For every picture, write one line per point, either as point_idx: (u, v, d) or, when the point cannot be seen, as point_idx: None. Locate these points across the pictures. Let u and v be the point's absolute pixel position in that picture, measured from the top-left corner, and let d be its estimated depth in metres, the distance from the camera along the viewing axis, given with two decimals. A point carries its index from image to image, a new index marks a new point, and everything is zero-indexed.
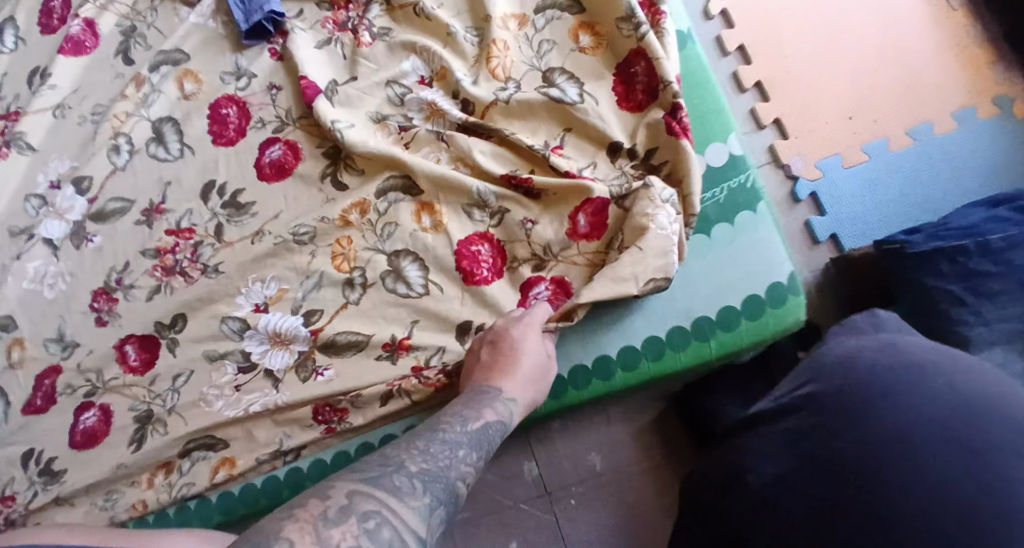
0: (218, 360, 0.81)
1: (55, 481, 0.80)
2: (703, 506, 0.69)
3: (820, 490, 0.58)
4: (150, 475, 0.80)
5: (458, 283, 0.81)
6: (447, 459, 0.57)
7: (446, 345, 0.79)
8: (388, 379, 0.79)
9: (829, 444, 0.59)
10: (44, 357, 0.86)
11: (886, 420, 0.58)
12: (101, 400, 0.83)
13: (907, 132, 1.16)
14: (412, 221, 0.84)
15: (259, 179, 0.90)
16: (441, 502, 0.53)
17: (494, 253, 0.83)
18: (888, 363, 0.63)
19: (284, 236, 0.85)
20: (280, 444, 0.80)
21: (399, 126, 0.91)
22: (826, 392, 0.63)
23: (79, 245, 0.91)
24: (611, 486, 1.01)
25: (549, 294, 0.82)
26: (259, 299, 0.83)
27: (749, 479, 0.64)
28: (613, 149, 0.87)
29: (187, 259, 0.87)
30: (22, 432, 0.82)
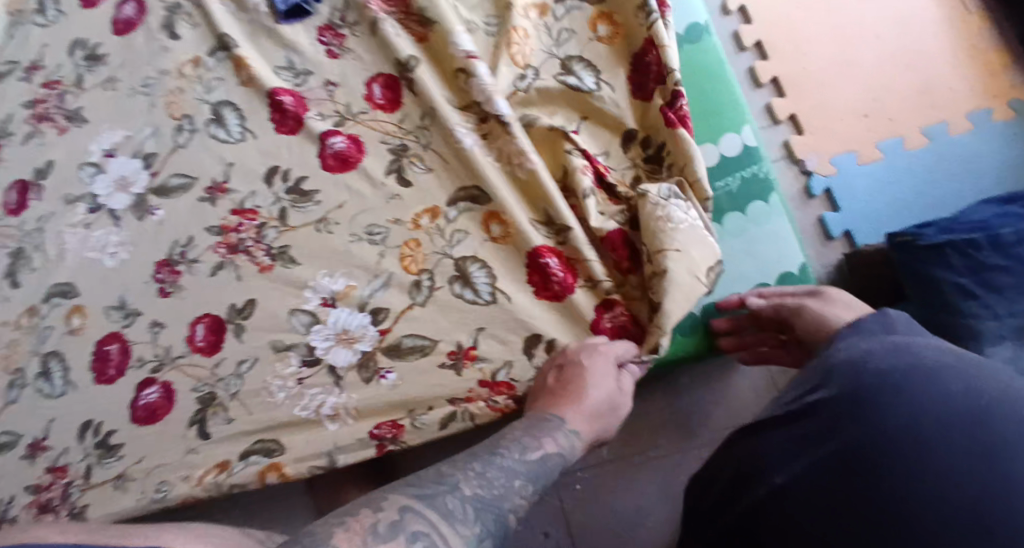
0: (283, 351, 0.82)
1: (111, 455, 0.83)
2: (718, 513, 0.62)
3: (836, 495, 0.51)
4: (203, 472, 0.81)
5: (530, 294, 0.82)
6: (502, 487, 0.58)
7: (514, 359, 0.80)
8: (454, 393, 0.80)
9: (837, 450, 0.53)
10: (106, 324, 0.89)
11: (895, 423, 0.51)
12: (163, 377, 0.84)
13: (921, 131, 1.12)
14: (482, 230, 0.84)
15: (321, 169, 0.90)
16: (490, 534, 0.54)
17: (563, 266, 0.82)
18: (899, 365, 0.55)
19: (358, 234, 0.86)
20: (330, 457, 0.79)
21: (478, 118, 0.89)
22: (834, 395, 0.56)
23: (142, 217, 0.93)
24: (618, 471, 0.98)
25: (624, 317, 0.82)
26: (327, 293, 0.84)
27: (763, 485, 0.57)
28: (626, 140, 0.90)
29: (252, 240, 0.88)
30: (82, 402, 0.86)
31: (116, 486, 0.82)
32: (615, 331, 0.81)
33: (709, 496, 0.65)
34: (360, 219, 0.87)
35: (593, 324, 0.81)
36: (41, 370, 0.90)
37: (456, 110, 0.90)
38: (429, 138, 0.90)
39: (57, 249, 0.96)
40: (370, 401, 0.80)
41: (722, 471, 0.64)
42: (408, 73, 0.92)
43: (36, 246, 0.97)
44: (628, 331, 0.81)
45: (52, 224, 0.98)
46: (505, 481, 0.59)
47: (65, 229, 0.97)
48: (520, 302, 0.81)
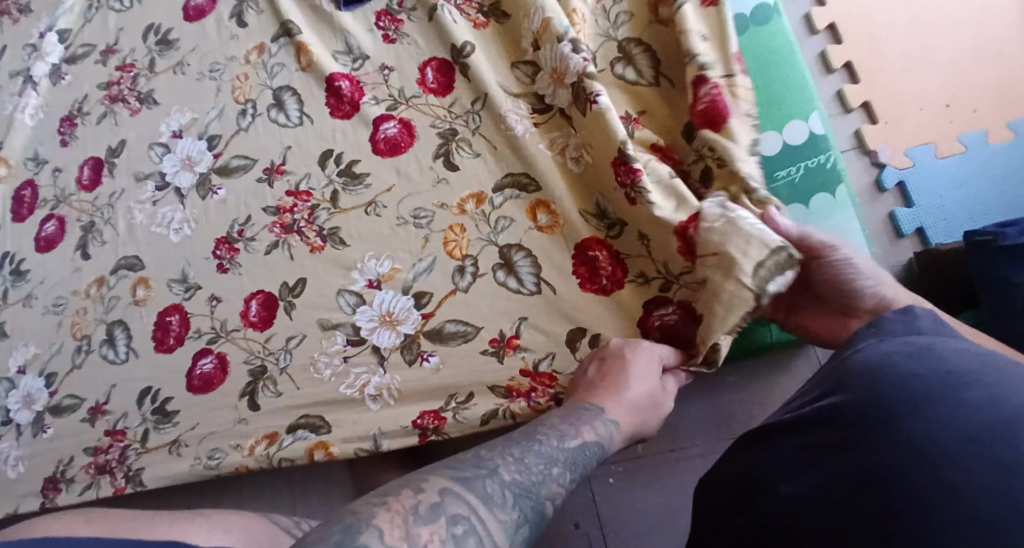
0: (330, 329, 0.84)
1: (167, 420, 0.87)
2: (721, 524, 0.58)
3: (843, 513, 0.45)
4: (254, 443, 0.84)
5: (576, 286, 0.81)
6: (540, 474, 0.58)
7: (558, 351, 0.79)
8: (495, 381, 0.80)
9: (851, 463, 0.47)
10: (168, 297, 0.93)
11: (916, 438, 0.45)
12: (219, 347, 0.87)
13: (1008, 124, 1.03)
14: (528, 218, 0.84)
15: (373, 153, 0.92)
16: (527, 521, 0.54)
17: (612, 261, 0.81)
18: (924, 371, 0.49)
19: (405, 217, 0.88)
20: (375, 442, 0.80)
21: (531, 107, 0.90)
22: (849, 403, 0.50)
23: (205, 196, 0.98)
24: (655, 467, 0.97)
25: (675, 318, 0.78)
26: (373, 275, 0.85)
27: (767, 498, 0.52)
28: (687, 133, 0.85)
29: (304, 220, 0.91)
30: (143, 369, 0.91)
31: (171, 451, 0.86)
32: (665, 334, 0.78)
33: (714, 503, 0.61)
34: (408, 203, 0.88)
35: (640, 320, 0.79)
36: (106, 337, 0.96)
37: (507, 95, 0.91)
38: (479, 123, 0.90)
39: (126, 224, 1.02)
40: (412, 383, 0.81)
41: (728, 477, 0.60)
42: (462, 58, 0.93)
43: (105, 221, 1.03)
44: (678, 334, 0.78)
45: (121, 200, 1.03)
46: (540, 465, 0.59)
47: (133, 205, 1.02)
48: (565, 293, 0.81)
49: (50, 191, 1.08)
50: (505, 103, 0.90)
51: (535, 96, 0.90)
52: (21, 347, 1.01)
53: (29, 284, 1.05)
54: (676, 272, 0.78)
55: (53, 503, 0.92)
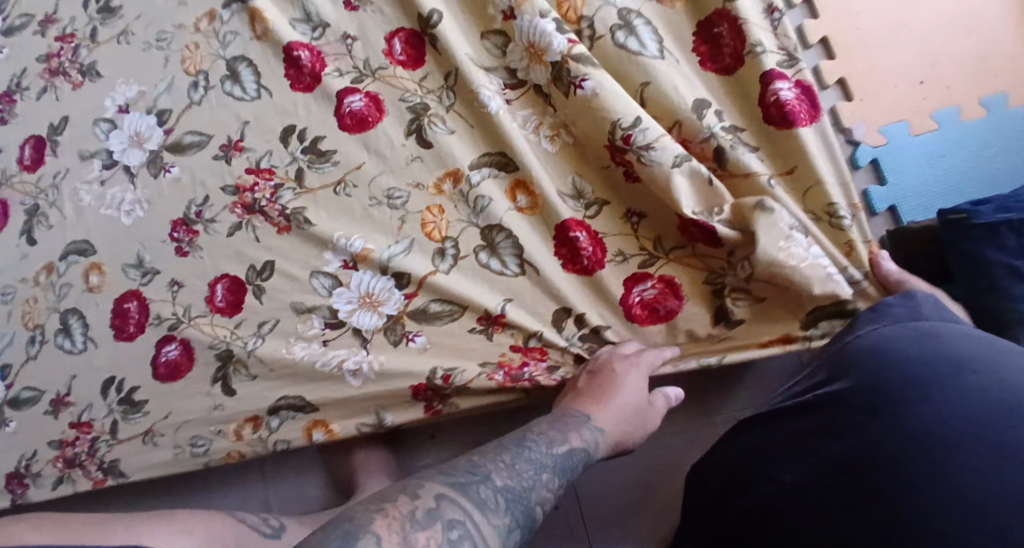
0: (305, 313, 0.82)
1: (135, 410, 0.84)
2: (730, 498, 0.65)
3: (844, 488, 0.53)
4: (238, 427, 0.82)
5: (557, 266, 0.81)
6: (531, 480, 0.58)
7: (543, 330, 0.79)
8: (486, 357, 0.79)
9: (851, 445, 0.54)
10: (124, 282, 0.89)
11: (913, 420, 0.52)
12: (182, 334, 0.84)
13: (979, 101, 0.96)
14: (507, 199, 0.83)
15: (339, 129, 0.89)
16: (518, 526, 0.53)
17: (591, 240, 0.81)
18: (921, 359, 0.56)
19: (379, 199, 0.85)
20: (379, 415, 0.80)
21: (504, 83, 0.87)
22: (851, 389, 0.58)
23: (158, 174, 0.93)
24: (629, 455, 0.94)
25: (655, 293, 0.79)
26: (348, 255, 0.83)
27: (775, 479, 0.59)
28: (699, 107, 0.81)
29: (267, 200, 0.87)
30: (104, 359, 0.87)
31: (146, 441, 0.84)
32: (646, 309, 0.79)
33: (715, 482, 0.68)
34: (379, 183, 0.86)
35: (622, 300, 0.79)
36: (62, 326, 0.91)
37: (479, 68, 0.88)
38: (452, 100, 0.88)
39: (74, 206, 0.96)
40: (398, 364, 0.79)
41: (733, 457, 0.67)
42: (430, 28, 0.89)
43: (51, 203, 0.98)
44: (659, 306, 0.79)
45: (68, 181, 0.98)
46: (530, 468, 0.59)
47: (81, 185, 0.97)
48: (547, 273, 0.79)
49: None
50: (478, 76, 0.87)
51: (509, 69, 0.88)
52: None
53: None
54: (661, 250, 0.81)
55: (22, 499, 0.89)
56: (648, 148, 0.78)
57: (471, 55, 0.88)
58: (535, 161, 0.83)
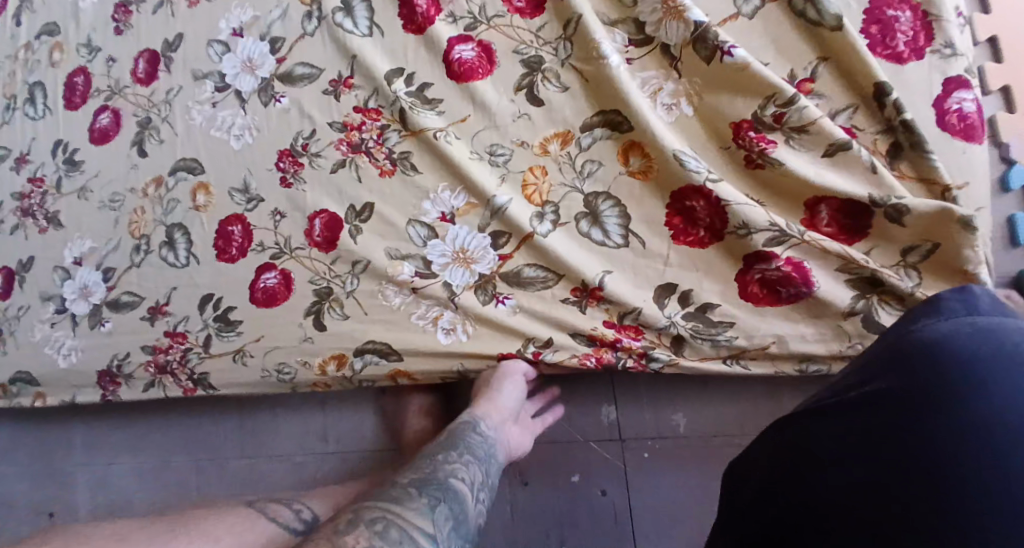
0: (398, 260, 0.83)
1: (228, 329, 0.89)
2: (758, 497, 0.54)
3: (882, 493, 0.42)
4: (323, 361, 0.85)
5: (668, 238, 0.80)
6: (431, 467, 0.67)
7: (642, 308, 0.77)
8: (577, 328, 0.79)
9: (905, 455, 0.41)
10: (229, 205, 0.93)
11: (991, 426, 0.39)
12: (283, 264, 0.87)
13: None
14: (619, 162, 0.82)
15: (448, 77, 0.88)
16: (439, 499, 0.61)
17: (712, 211, 0.78)
18: (987, 345, 0.42)
19: (480, 154, 0.85)
20: (461, 373, 0.81)
21: (628, 38, 0.85)
22: (901, 386, 0.44)
23: (267, 103, 0.95)
24: (694, 450, 0.91)
25: (781, 275, 0.75)
26: (447, 208, 0.84)
27: (811, 480, 0.48)
28: (877, 95, 0.77)
29: (373, 141, 0.89)
30: (205, 276, 0.92)
31: (235, 359, 0.88)
32: (765, 290, 0.76)
33: (749, 489, 0.56)
34: (483, 138, 0.86)
35: (739, 275, 0.77)
36: (166, 239, 0.96)
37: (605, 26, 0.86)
38: (568, 52, 0.86)
39: (184, 124, 0.99)
40: (486, 322, 0.80)
41: (772, 462, 0.54)
42: None
43: (163, 119, 1.01)
44: (782, 290, 0.75)
45: (179, 98, 1.01)
46: (430, 461, 0.68)
47: (192, 104, 1.00)
48: (656, 247, 0.80)
49: (105, 83, 1.07)
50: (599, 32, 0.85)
51: (636, 23, 0.85)
52: (77, 239, 1.02)
53: (84, 176, 1.05)
54: (797, 229, 0.75)
55: (114, 395, 0.97)
56: (799, 131, 0.78)
57: (598, 11, 0.87)
58: (659, 124, 0.80)
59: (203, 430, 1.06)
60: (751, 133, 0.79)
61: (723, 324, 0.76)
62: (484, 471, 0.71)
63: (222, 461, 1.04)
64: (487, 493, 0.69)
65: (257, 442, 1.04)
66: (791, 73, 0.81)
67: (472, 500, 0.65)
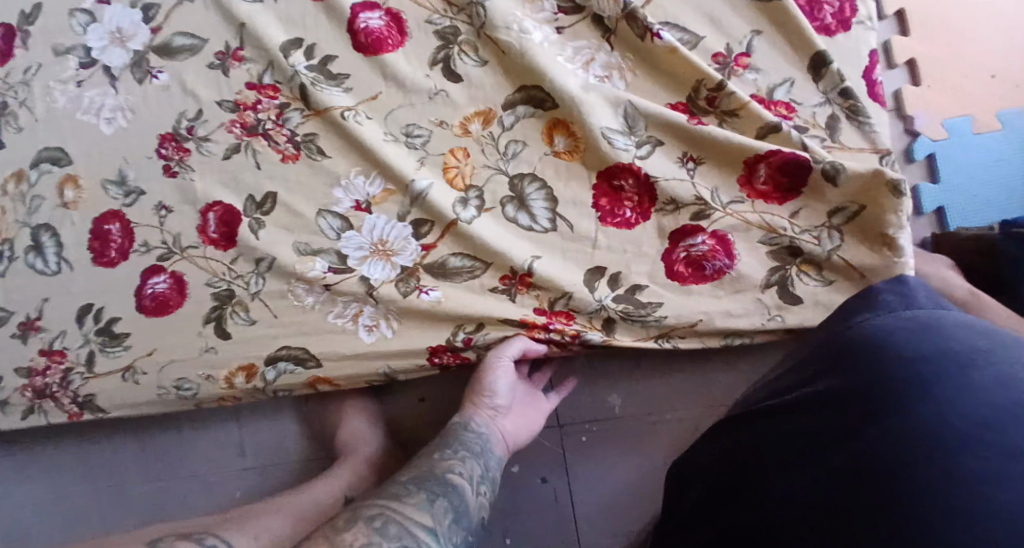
0: (308, 255, 0.74)
1: (114, 343, 0.77)
2: (708, 505, 0.52)
3: (838, 492, 0.41)
4: (229, 374, 0.74)
5: (594, 219, 0.73)
6: (427, 463, 0.63)
7: (572, 291, 0.70)
8: (504, 314, 0.70)
9: (858, 454, 0.41)
10: (107, 200, 0.80)
11: (936, 422, 0.40)
12: (173, 266, 0.76)
13: None
14: (543, 142, 0.75)
15: (352, 47, 0.78)
16: (438, 497, 0.58)
17: (639, 190, 0.73)
18: (927, 350, 0.44)
19: (395, 136, 0.76)
20: (388, 375, 0.72)
21: (556, 7, 0.78)
22: (850, 387, 0.45)
23: (144, 80, 0.82)
24: (633, 431, 0.85)
25: (705, 249, 0.71)
26: (362, 196, 0.74)
27: (765, 488, 0.46)
28: (815, 64, 0.74)
29: (271, 122, 0.78)
30: (82, 284, 0.79)
31: (126, 378, 0.77)
32: (691, 268, 0.71)
33: (697, 489, 0.55)
34: (398, 117, 0.77)
35: (664, 255, 0.71)
36: (32, 243, 0.83)
37: None
38: (483, 19, 0.77)
39: (45, 108, 0.85)
40: (410, 320, 0.72)
41: (720, 464, 0.53)
42: None
43: (19, 101, 0.86)
44: (707, 264, 0.70)
45: (37, 77, 0.86)
46: (425, 460, 0.64)
47: (54, 84, 0.85)
48: (583, 229, 0.73)
49: None
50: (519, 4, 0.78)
51: None
52: None
53: None
54: (720, 201, 0.72)
55: None
56: (730, 114, 0.74)
57: None
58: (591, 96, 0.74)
59: (100, 456, 0.93)
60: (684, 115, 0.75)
61: (652, 304, 0.70)
62: (484, 463, 0.65)
63: (123, 489, 0.92)
64: (488, 486, 0.64)
65: (163, 466, 0.92)
66: (727, 49, 0.76)
67: (473, 494, 0.62)
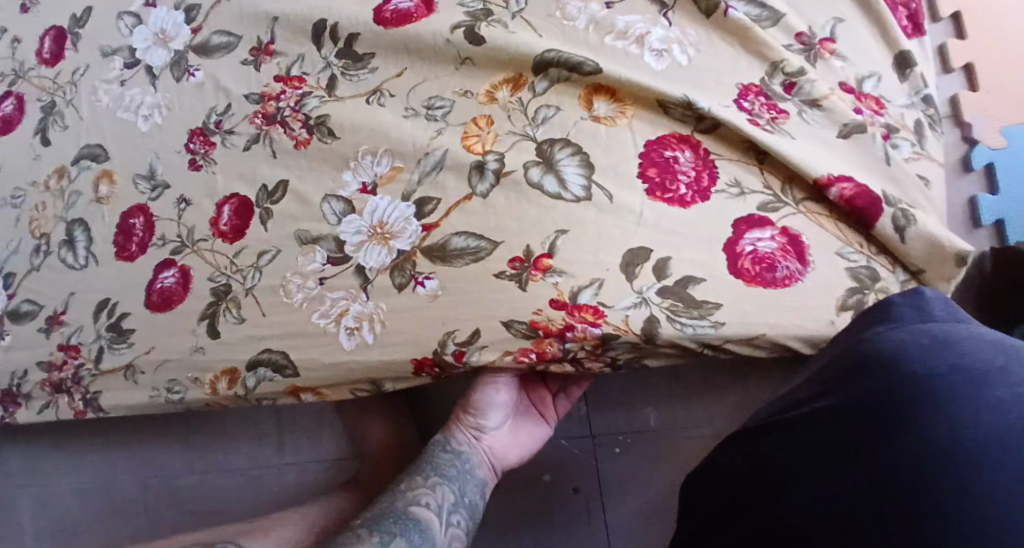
0: (309, 244, 0.68)
1: (123, 340, 0.75)
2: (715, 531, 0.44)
3: (855, 525, 0.34)
4: (214, 378, 0.71)
5: (641, 192, 0.62)
6: (393, 501, 0.59)
7: (605, 278, 0.60)
8: (513, 314, 0.61)
9: (868, 478, 0.35)
10: (133, 195, 0.80)
11: (948, 443, 0.33)
12: (182, 260, 0.74)
13: None
14: (581, 106, 0.67)
15: (376, 23, 0.74)
16: (389, 541, 0.54)
17: (697, 164, 0.63)
18: (941, 368, 0.37)
19: (416, 108, 0.71)
20: (376, 383, 0.66)
21: None
22: (862, 403, 0.38)
23: (180, 78, 0.83)
24: (668, 449, 0.77)
25: (775, 248, 0.59)
26: (369, 177, 0.69)
27: (777, 510, 0.39)
28: (899, 65, 0.69)
29: (290, 109, 0.75)
30: (104, 278, 0.78)
31: (127, 376, 0.75)
32: (759, 266, 0.58)
33: (704, 505, 0.47)
34: (420, 92, 0.72)
35: (728, 242, 0.59)
36: (66, 237, 0.83)
37: None
38: (521, 5, 0.72)
39: (89, 107, 0.87)
40: (403, 313, 0.64)
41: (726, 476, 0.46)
42: None
43: (67, 102, 0.88)
44: (779, 265, 0.58)
45: (84, 78, 0.88)
46: (392, 493, 0.60)
47: (99, 84, 0.87)
48: (626, 202, 0.62)
49: (7, 65, 0.93)
50: None
51: None
52: None
53: None
54: (792, 197, 0.61)
55: (12, 418, 0.84)
56: (811, 105, 0.64)
57: None
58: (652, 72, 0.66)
59: (128, 456, 0.94)
60: (759, 98, 0.65)
61: (707, 305, 0.57)
62: (461, 488, 0.62)
63: (152, 485, 0.92)
64: (464, 515, 0.61)
65: (208, 456, 0.92)
66: (810, 31, 0.68)
67: (441, 528, 0.58)
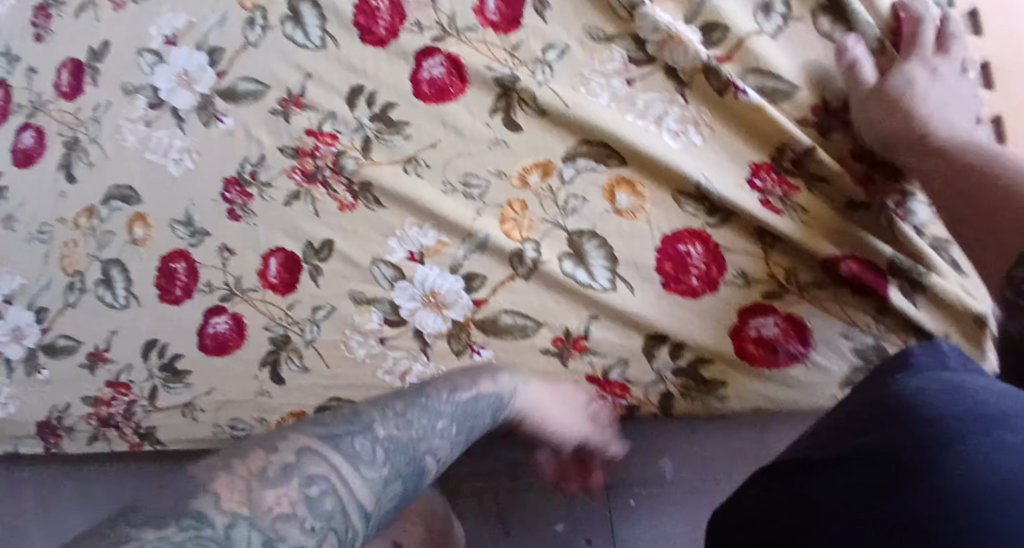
0: (364, 305, 0.74)
1: (179, 380, 0.80)
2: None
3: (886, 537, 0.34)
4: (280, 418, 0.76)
5: (657, 286, 0.70)
6: (425, 429, 0.43)
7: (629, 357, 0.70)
8: None
9: (884, 508, 0.36)
10: (171, 240, 0.83)
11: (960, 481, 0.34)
12: (233, 308, 0.78)
13: None
14: (605, 199, 0.73)
15: (414, 96, 0.79)
16: (402, 482, 0.41)
17: (708, 258, 0.70)
18: (953, 413, 0.39)
19: (453, 185, 0.76)
20: None
21: (625, 58, 0.76)
22: (887, 443, 0.39)
23: (209, 123, 0.85)
24: (680, 495, 0.79)
25: (777, 332, 0.67)
26: (415, 248, 0.75)
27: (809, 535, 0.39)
28: None
29: (329, 169, 0.79)
30: (148, 321, 0.82)
31: (185, 413, 0.80)
32: (762, 348, 0.67)
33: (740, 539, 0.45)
34: (456, 166, 0.77)
35: (734, 328, 0.68)
36: (102, 277, 0.85)
37: (594, 42, 0.77)
38: (548, 77, 0.76)
39: (115, 145, 0.89)
40: None
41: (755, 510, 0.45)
42: None
43: (91, 138, 0.90)
44: (780, 348, 0.67)
45: (109, 115, 0.90)
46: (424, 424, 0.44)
47: (123, 123, 0.89)
48: (644, 295, 0.70)
49: (28, 98, 0.97)
50: (590, 55, 0.77)
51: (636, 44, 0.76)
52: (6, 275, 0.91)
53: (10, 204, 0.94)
54: (795, 282, 0.68)
55: (57, 448, 0.87)
56: (819, 180, 0.69)
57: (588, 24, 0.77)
58: (667, 150, 0.72)
59: None
60: (769, 176, 0.71)
61: (715, 381, 0.68)
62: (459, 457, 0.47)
63: None
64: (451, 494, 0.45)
65: None
66: (824, 103, 0.72)
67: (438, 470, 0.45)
